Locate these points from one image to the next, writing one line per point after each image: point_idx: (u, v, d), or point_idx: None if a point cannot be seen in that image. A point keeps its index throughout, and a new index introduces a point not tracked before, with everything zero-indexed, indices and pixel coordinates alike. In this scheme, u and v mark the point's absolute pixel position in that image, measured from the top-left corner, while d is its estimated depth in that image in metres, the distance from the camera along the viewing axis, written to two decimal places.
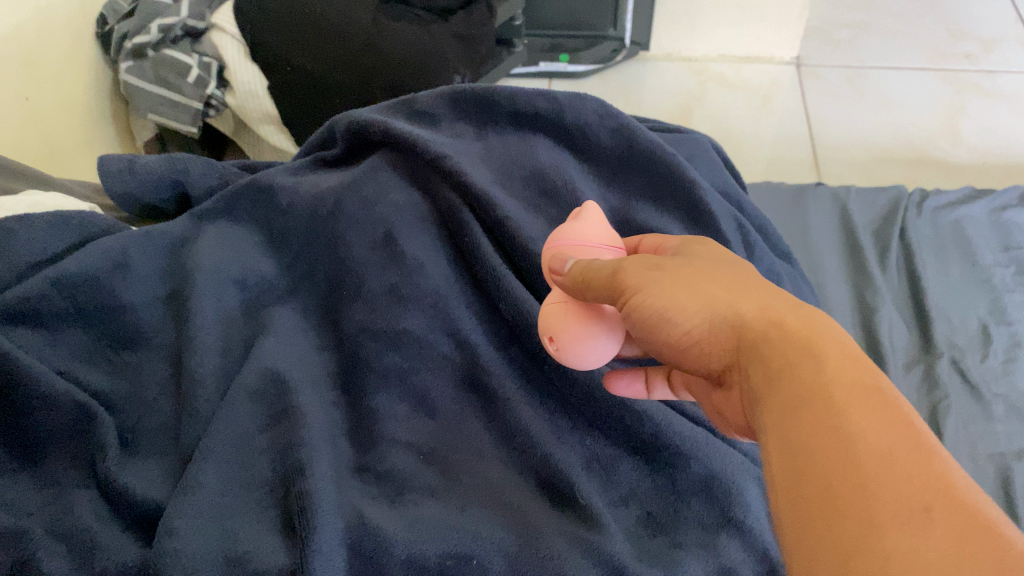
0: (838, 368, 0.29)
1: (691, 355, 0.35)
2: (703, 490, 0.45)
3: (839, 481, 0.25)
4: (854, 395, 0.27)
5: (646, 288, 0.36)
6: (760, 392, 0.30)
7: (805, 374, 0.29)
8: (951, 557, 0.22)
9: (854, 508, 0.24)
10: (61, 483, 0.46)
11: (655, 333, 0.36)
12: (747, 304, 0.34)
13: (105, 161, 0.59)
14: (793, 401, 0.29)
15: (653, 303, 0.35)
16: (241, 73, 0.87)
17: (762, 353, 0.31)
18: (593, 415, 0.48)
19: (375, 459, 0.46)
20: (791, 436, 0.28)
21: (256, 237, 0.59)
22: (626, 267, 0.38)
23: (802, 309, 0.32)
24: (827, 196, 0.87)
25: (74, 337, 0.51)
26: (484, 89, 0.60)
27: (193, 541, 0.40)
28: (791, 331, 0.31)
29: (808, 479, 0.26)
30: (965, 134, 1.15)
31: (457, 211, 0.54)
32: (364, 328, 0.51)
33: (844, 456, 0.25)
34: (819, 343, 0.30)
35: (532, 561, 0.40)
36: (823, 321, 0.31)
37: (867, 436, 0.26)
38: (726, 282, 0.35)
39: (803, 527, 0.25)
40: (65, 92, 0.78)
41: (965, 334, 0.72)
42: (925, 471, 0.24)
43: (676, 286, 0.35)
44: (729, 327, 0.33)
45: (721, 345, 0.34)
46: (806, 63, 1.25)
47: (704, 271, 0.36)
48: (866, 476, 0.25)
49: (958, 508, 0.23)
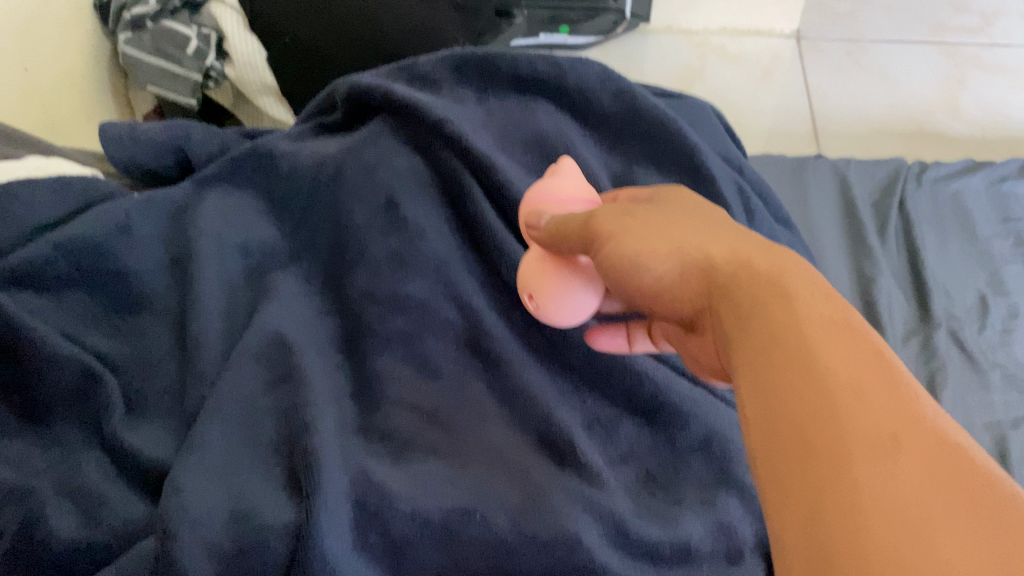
0: (809, 308, 0.28)
1: (662, 301, 0.36)
2: (702, 448, 0.47)
3: (807, 410, 0.24)
4: (825, 330, 0.27)
5: (616, 236, 0.38)
6: (730, 333, 0.30)
7: (775, 312, 0.29)
8: (920, 484, 0.21)
9: (820, 435, 0.23)
10: (65, 445, 0.46)
11: (627, 280, 0.37)
12: (718, 249, 0.34)
13: (105, 127, 0.59)
14: (762, 338, 0.28)
15: (623, 250, 0.36)
16: (241, 44, 0.84)
17: (733, 295, 0.31)
18: (594, 374, 0.49)
19: (378, 419, 0.47)
20: (760, 373, 0.27)
21: (257, 202, 0.58)
22: (598, 218, 0.39)
23: (773, 254, 0.33)
24: (827, 166, 0.87)
25: (77, 300, 0.51)
26: (487, 54, 0.60)
27: (199, 498, 0.40)
28: (762, 273, 0.31)
29: (777, 412, 0.25)
30: (965, 107, 1.15)
31: (461, 177, 0.54)
32: (367, 292, 0.51)
33: (813, 385, 0.25)
34: (790, 285, 0.30)
35: (535, 516, 0.41)
36: (793, 264, 0.32)
37: (835, 368, 0.25)
38: (698, 228, 0.36)
39: (771, 461, 0.25)
40: (64, 61, 0.77)
41: (963, 305, 0.73)
42: (894, 401, 0.24)
43: (648, 233, 0.36)
44: (699, 272, 0.34)
45: (693, 291, 0.34)
46: (805, 35, 1.25)
47: (675, 219, 0.37)
48: (835, 405, 0.24)
49: (927, 435, 0.22)
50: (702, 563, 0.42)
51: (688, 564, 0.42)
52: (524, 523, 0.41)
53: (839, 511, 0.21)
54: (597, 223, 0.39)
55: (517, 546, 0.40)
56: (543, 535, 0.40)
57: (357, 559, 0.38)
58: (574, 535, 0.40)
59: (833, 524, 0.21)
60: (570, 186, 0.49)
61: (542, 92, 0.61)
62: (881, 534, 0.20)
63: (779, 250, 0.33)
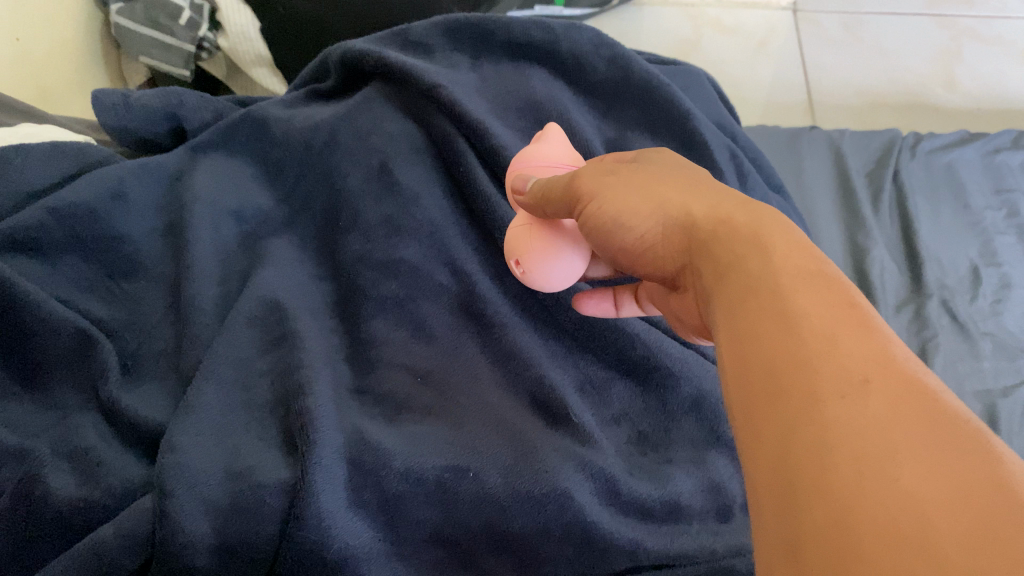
0: (787, 262, 0.29)
1: (647, 258, 0.37)
2: (693, 409, 0.48)
3: (782, 357, 0.25)
4: (800, 281, 0.28)
5: (601, 195, 0.38)
6: (712, 290, 0.31)
7: (754, 269, 0.29)
8: (888, 419, 0.22)
9: (795, 382, 0.24)
10: (63, 407, 0.46)
11: (611, 239, 0.38)
12: (698, 205, 0.35)
13: (99, 95, 0.59)
14: (742, 294, 0.29)
15: (608, 210, 0.37)
16: (233, 14, 0.84)
17: (713, 252, 0.32)
18: (587, 338, 0.49)
19: (373, 381, 0.47)
20: (739, 327, 0.28)
21: (251, 167, 0.58)
22: (581, 179, 0.40)
23: (752, 207, 0.33)
24: (821, 137, 0.87)
25: (73, 266, 0.51)
26: (481, 19, 0.60)
27: (195, 456, 0.41)
28: (741, 229, 0.32)
29: (754, 362, 0.26)
30: (960, 79, 1.14)
31: (455, 142, 0.54)
32: (362, 257, 0.51)
33: (788, 336, 0.26)
34: (769, 240, 0.30)
35: (527, 474, 0.42)
36: (771, 217, 0.32)
37: (810, 319, 0.26)
38: (679, 184, 0.37)
39: (749, 410, 0.25)
40: (55, 31, 0.77)
41: (955, 275, 0.73)
42: (865, 345, 0.24)
43: (630, 191, 0.37)
44: (681, 228, 0.35)
45: (674, 246, 0.35)
46: (802, 8, 1.24)
47: (657, 176, 0.38)
48: (809, 352, 0.25)
49: (895, 376, 0.23)
50: (692, 521, 0.44)
51: (677, 521, 0.43)
52: (517, 480, 0.41)
53: (809, 450, 0.22)
54: (581, 184, 0.39)
55: (510, 503, 0.41)
56: (535, 493, 0.41)
57: (353, 517, 0.39)
58: (566, 492, 0.41)
59: (803, 462, 0.22)
60: (555, 152, 0.49)
61: (536, 58, 0.61)
62: (847, 468, 0.21)
63: (758, 204, 0.34)
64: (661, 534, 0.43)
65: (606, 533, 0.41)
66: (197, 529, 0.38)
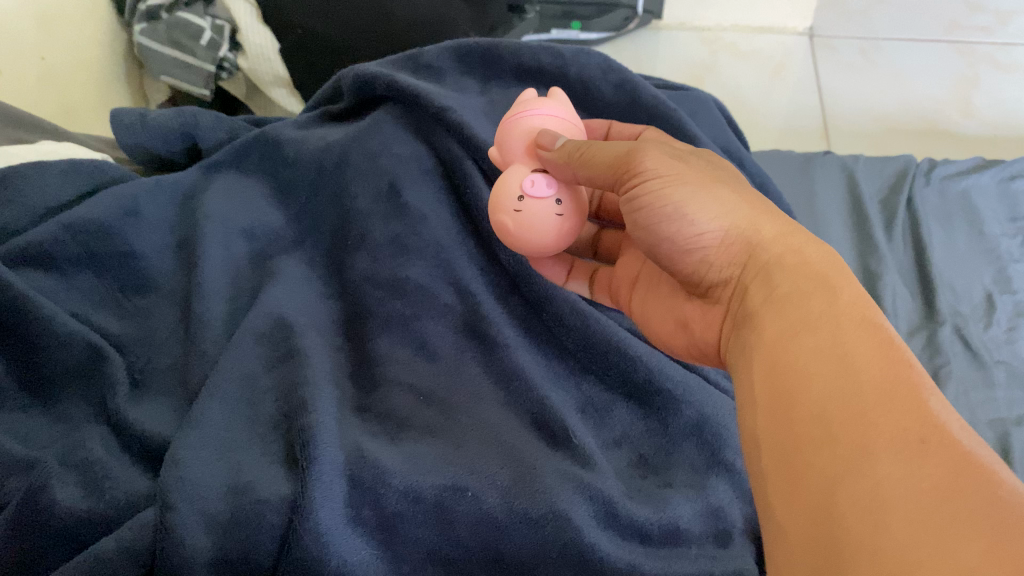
0: (851, 318, 0.35)
1: (694, 254, 0.43)
2: (695, 433, 0.47)
3: (841, 411, 0.31)
4: (862, 337, 0.33)
5: (665, 177, 0.42)
6: (770, 323, 0.38)
7: (819, 323, 0.35)
8: (941, 487, 0.27)
9: (848, 436, 0.30)
10: (72, 418, 0.47)
11: (663, 229, 0.42)
12: (768, 225, 0.42)
13: (117, 113, 0.60)
14: (805, 341, 0.35)
15: (673, 197, 0.42)
16: (253, 34, 0.85)
17: (773, 279, 0.39)
18: (590, 359, 0.50)
19: (376, 400, 0.48)
20: (797, 365, 0.34)
21: (263, 187, 0.60)
22: (646, 154, 0.43)
23: (824, 248, 0.40)
24: (834, 162, 0.87)
25: (85, 281, 0.52)
26: (490, 45, 0.62)
27: (199, 470, 0.41)
28: (808, 280, 0.38)
29: (809, 407, 0.32)
30: (978, 106, 1.14)
31: (464, 164, 0.55)
32: (368, 277, 0.52)
33: (848, 390, 0.31)
34: (836, 291, 0.36)
35: (525, 494, 0.42)
36: (838, 262, 0.38)
37: (868, 374, 0.31)
38: (745, 198, 0.43)
39: (798, 449, 0.32)
40: (80, 51, 0.79)
41: (969, 302, 0.72)
42: (919, 406, 0.30)
43: (700, 187, 0.42)
44: (744, 243, 0.41)
45: (733, 257, 0.42)
46: (819, 33, 1.25)
47: (714, 175, 0.44)
48: (867, 409, 0.30)
49: (948, 438, 0.28)
50: (691, 546, 0.43)
51: (677, 545, 0.43)
52: (515, 500, 0.42)
53: (861, 500, 0.28)
54: (643, 159, 0.43)
55: (508, 522, 0.41)
56: (532, 514, 0.41)
57: (352, 534, 0.39)
58: (564, 513, 0.41)
59: (854, 516, 0.28)
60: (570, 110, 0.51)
61: (545, 83, 0.63)
62: (898, 529, 0.26)
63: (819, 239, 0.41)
64: (659, 558, 0.42)
65: (603, 555, 0.41)
66: (197, 543, 0.38)
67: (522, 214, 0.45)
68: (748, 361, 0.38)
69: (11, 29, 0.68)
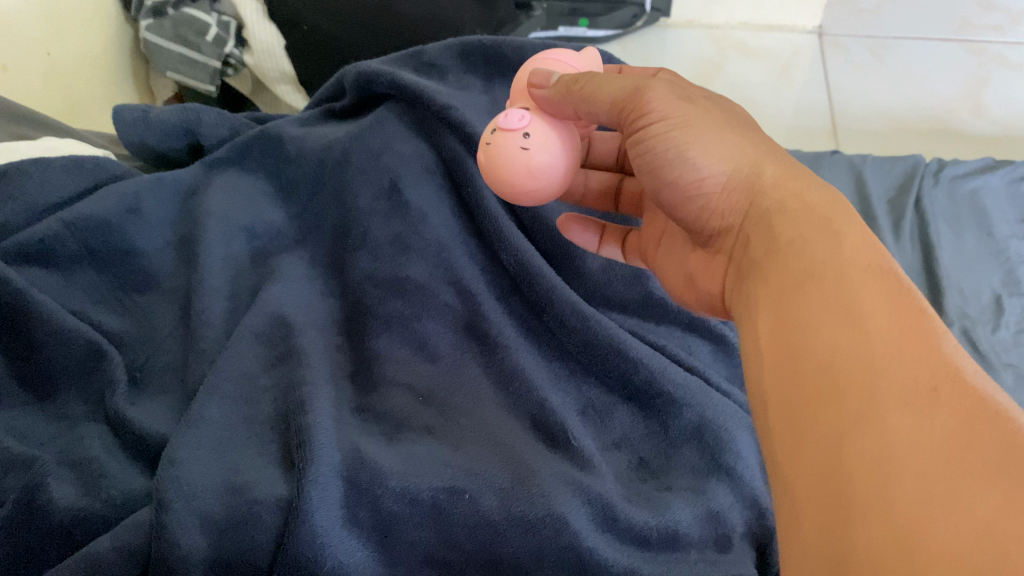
0: (857, 263, 0.34)
1: (696, 202, 0.44)
2: (696, 436, 0.47)
3: (848, 361, 0.30)
4: (869, 283, 0.33)
5: (671, 119, 0.42)
6: (774, 278, 0.37)
7: (824, 270, 0.35)
8: (953, 436, 0.26)
9: (855, 387, 0.29)
10: (70, 416, 0.47)
11: (668, 172, 0.43)
12: (769, 167, 0.42)
13: (120, 110, 0.60)
14: (809, 291, 0.34)
15: (677, 140, 0.42)
16: (259, 31, 0.85)
17: (776, 230, 0.39)
18: (590, 361, 0.50)
19: (375, 400, 0.47)
20: (805, 318, 0.34)
21: (265, 186, 0.59)
22: (651, 95, 0.43)
23: (824, 193, 0.39)
24: (842, 162, 0.87)
25: (87, 278, 0.52)
26: (494, 42, 0.61)
27: (194, 470, 0.41)
28: (811, 228, 0.37)
29: (815, 359, 0.32)
30: (989, 106, 1.13)
31: (467, 165, 0.54)
32: (369, 276, 0.52)
33: (856, 341, 0.31)
34: (840, 240, 0.36)
35: (523, 498, 0.41)
36: (846, 207, 0.38)
37: (875, 322, 0.31)
38: (750, 141, 0.43)
39: (804, 403, 0.31)
40: (86, 47, 0.79)
41: (977, 304, 0.71)
42: (930, 351, 0.29)
43: (703, 131, 0.43)
44: (745, 189, 0.42)
45: (733, 204, 0.42)
46: (827, 32, 1.24)
47: (722, 118, 0.44)
48: (873, 357, 0.30)
49: (959, 383, 0.27)
50: (689, 552, 0.43)
51: (675, 550, 0.42)
52: (513, 503, 0.41)
53: (870, 454, 0.27)
54: (648, 100, 0.43)
55: (506, 525, 0.40)
56: (530, 517, 0.41)
57: (348, 535, 0.39)
58: (562, 516, 0.41)
59: (863, 471, 0.27)
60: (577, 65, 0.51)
61: None
62: (910, 484, 0.26)
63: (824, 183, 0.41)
64: (658, 562, 0.42)
65: (601, 559, 0.40)
66: (192, 544, 0.38)
67: (491, 146, 0.45)
68: (755, 317, 0.38)
69: (18, 25, 0.68)
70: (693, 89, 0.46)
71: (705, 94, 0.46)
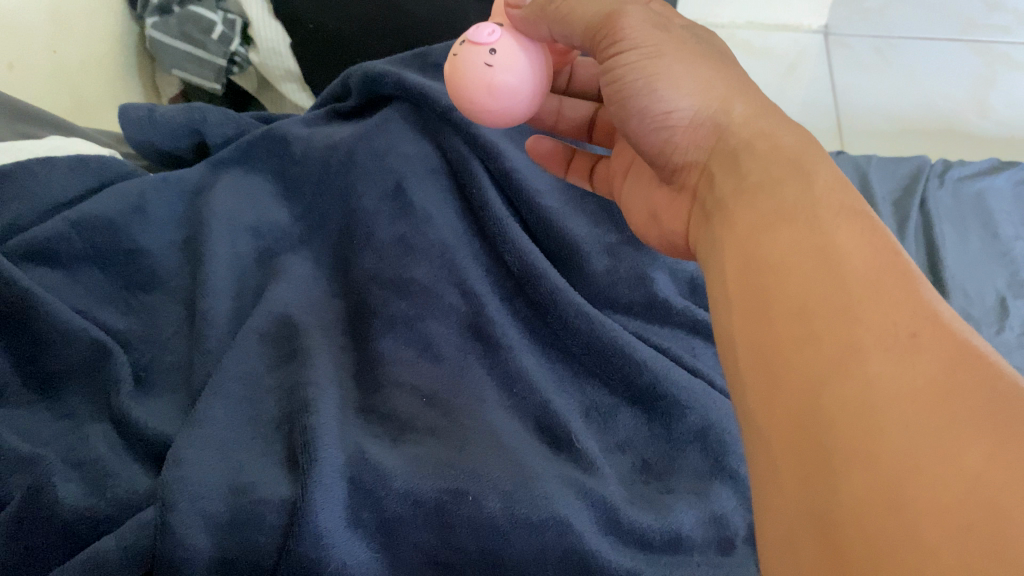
0: (829, 206, 0.32)
1: (662, 137, 0.42)
2: (699, 439, 0.47)
3: (824, 303, 0.28)
4: (844, 227, 0.31)
5: (641, 43, 0.41)
6: (744, 221, 0.35)
7: (797, 212, 0.32)
8: (937, 381, 0.23)
9: (832, 332, 0.27)
10: (76, 416, 0.47)
11: (635, 103, 0.42)
12: (739, 106, 0.40)
13: (126, 109, 0.60)
14: (781, 235, 0.32)
15: (645, 67, 0.41)
16: (265, 29, 0.86)
17: (746, 170, 0.37)
18: (593, 363, 0.50)
19: (380, 400, 0.48)
20: (779, 261, 0.31)
21: (270, 186, 0.60)
22: (626, 19, 0.41)
23: (795, 140, 0.37)
24: (847, 163, 0.86)
25: (93, 277, 0.52)
26: None
27: (197, 471, 0.41)
28: (782, 170, 0.35)
29: (789, 304, 0.29)
30: (994, 106, 1.13)
31: (473, 167, 0.55)
32: (373, 276, 0.52)
33: (830, 284, 0.28)
34: (813, 184, 0.33)
35: (527, 500, 0.41)
36: (819, 153, 0.36)
37: (852, 264, 0.29)
38: (723, 77, 0.41)
39: (776, 349, 0.29)
40: (92, 45, 0.79)
41: (981, 306, 0.71)
42: (908, 294, 0.27)
43: (674, 60, 0.41)
44: (714, 129, 0.40)
45: (702, 143, 0.41)
46: (833, 31, 1.24)
47: (694, 47, 0.42)
48: (850, 300, 0.27)
49: (941, 328, 0.25)
50: (692, 552, 0.43)
51: (678, 552, 0.43)
52: (516, 505, 0.41)
53: (849, 401, 0.25)
54: (621, 24, 0.41)
55: (509, 529, 0.40)
56: (533, 519, 0.41)
57: (351, 536, 0.39)
58: (565, 520, 0.41)
59: (843, 419, 0.24)
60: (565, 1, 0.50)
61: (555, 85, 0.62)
62: (895, 433, 0.23)
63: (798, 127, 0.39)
64: (661, 565, 0.42)
65: (604, 560, 0.41)
66: (197, 544, 0.38)
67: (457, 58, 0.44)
68: (723, 265, 0.35)
69: (25, 23, 0.69)
70: (670, 16, 0.44)
71: (683, 22, 0.44)
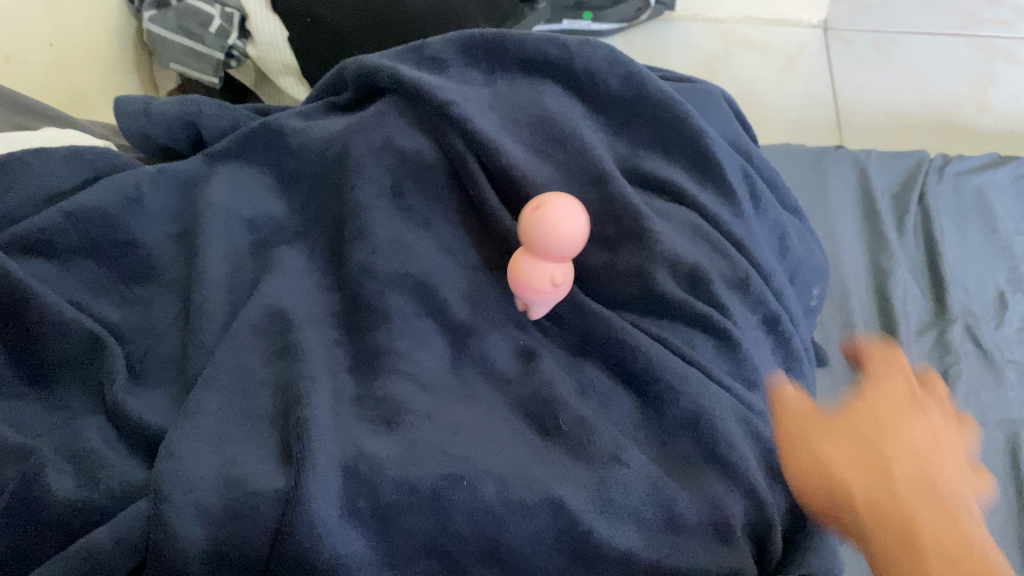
0: (937, 464, 0.43)
1: (826, 423, 0.46)
2: (691, 424, 0.46)
3: (919, 536, 0.39)
4: (956, 498, 0.42)
5: (875, 388, 0.48)
6: (842, 438, 0.44)
7: (917, 451, 0.43)
8: None
9: (934, 558, 0.39)
10: (71, 407, 0.47)
11: (810, 402, 0.48)
12: (890, 400, 0.47)
13: (122, 101, 0.61)
14: (900, 450, 0.43)
15: (875, 392, 0.48)
16: (262, 23, 0.86)
17: (893, 428, 0.44)
18: (594, 347, 0.51)
19: (376, 387, 0.46)
20: (881, 486, 0.41)
21: (265, 178, 0.59)
22: (881, 363, 0.51)
23: (890, 396, 0.47)
24: (846, 157, 0.86)
25: (88, 269, 0.52)
26: (496, 35, 0.59)
27: (193, 461, 0.41)
28: (897, 409, 0.46)
29: (891, 517, 0.40)
30: (994, 101, 1.12)
31: (464, 159, 0.54)
32: (367, 269, 0.51)
33: (939, 516, 0.40)
34: (925, 431, 0.45)
35: (520, 482, 0.42)
36: (935, 419, 0.47)
37: (938, 512, 0.40)
38: (896, 399, 0.47)
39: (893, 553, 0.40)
40: (89, 38, 0.79)
41: (981, 301, 0.71)
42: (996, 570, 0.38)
43: (915, 406, 0.47)
44: (848, 417, 0.45)
45: (842, 426, 0.45)
46: (833, 26, 1.23)
47: (909, 400, 0.47)
48: (948, 545, 0.39)
49: None
50: (689, 535, 0.43)
51: (675, 534, 0.43)
52: (510, 488, 0.42)
53: None
54: (881, 364, 0.50)
55: (504, 512, 0.41)
56: (527, 501, 0.42)
57: (347, 526, 0.40)
58: (558, 500, 0.42)
59: None
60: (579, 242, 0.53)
61: (554, 77, 0.59)
62: None
63: (937, 422, 0.47)
64: (659, 547, 0.43)
65: (599, 540, 0.42)
66: (190, 535, 0.39)
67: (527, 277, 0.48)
68: (802, 472, 0.45)
69: (22, 16, 0.68)
70: (920, 398, 0.48)
71: (928, 399, 0.48)
